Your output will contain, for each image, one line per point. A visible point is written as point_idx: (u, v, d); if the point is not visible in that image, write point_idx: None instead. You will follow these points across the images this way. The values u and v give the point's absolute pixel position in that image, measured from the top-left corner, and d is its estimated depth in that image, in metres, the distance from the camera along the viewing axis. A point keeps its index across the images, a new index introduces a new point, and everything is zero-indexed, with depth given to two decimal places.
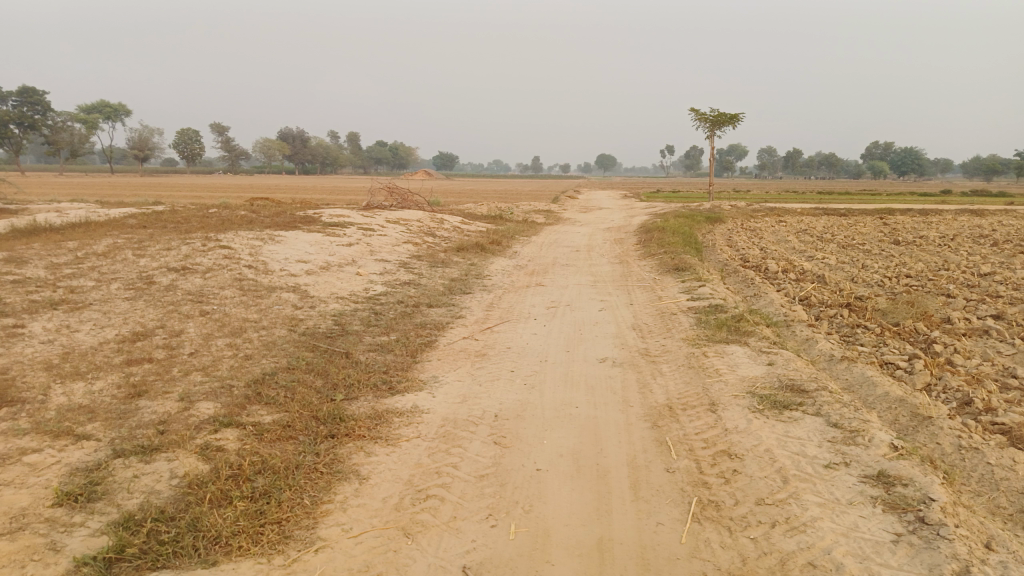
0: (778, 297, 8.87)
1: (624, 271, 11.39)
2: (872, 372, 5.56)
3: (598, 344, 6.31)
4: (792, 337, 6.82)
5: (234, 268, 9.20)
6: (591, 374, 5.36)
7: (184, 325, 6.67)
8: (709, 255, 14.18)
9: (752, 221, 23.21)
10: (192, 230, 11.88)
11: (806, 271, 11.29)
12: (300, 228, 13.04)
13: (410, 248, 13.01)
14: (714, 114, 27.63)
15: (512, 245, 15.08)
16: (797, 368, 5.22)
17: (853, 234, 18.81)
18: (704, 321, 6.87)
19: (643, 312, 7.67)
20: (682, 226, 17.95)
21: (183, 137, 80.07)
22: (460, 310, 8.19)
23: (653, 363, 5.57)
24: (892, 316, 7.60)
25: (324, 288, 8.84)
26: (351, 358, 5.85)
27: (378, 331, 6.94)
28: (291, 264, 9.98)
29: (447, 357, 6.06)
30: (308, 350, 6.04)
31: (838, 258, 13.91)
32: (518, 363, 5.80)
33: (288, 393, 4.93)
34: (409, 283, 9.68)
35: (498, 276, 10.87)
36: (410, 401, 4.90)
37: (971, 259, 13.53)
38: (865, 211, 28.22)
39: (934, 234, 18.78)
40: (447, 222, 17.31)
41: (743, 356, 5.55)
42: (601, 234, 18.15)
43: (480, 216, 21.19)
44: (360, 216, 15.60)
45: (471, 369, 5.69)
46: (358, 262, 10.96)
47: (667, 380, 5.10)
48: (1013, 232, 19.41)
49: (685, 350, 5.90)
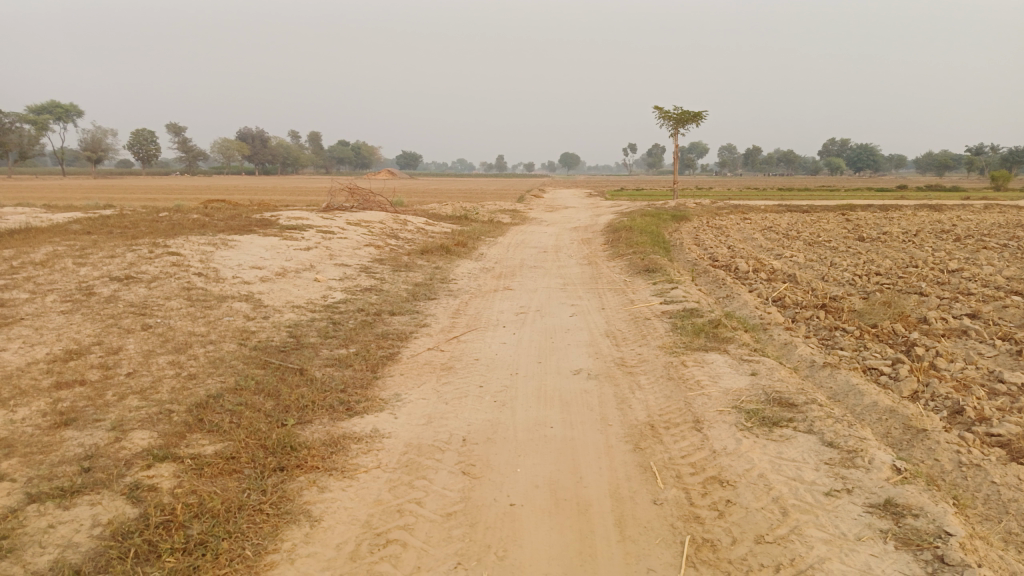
0: (752, 298, 8.63)
1: (593, 272, 11.09)
2: (857, 380, 5.30)
3: (571, 354, 5.96)
4: (772, 342, 6.55)
5: (182, 276, 8.66)
6: (565, 388, 5.00)
7: (124, 341, 6.15)
8: (677, 254, 13.96)
9: (718, 219, 23.16)
10: (139, 236, 11.27)
11: (777, 271, 11.11)
12: (255, 232, 12.49)
13: (372, 251, 12.54)
14: (678, 111, 27.57)
15: (478, 246, 14.70)
16: (782, 378, 4.93)
17: (818, 231, 18.81)
18: (680, 326, 6.56)
19: (616, 318, 7.35)
20: (650, 225, 17.75)
21: (138, 138, 78.35)
22: (423, 318, 7.78)
23: (630, 375, 5.24)
24: (870, 317, 7.38)
25: (279, 297, 8.36)
26: (306, 376, 5.41)
27: (335, 344, 6.49)
28: (244, 270, 9.47)
29: (410, 372, 5.65)
30: (259, 368, 5.58)
31: (806, 256, 13.80)
32: (486, 377, 5.42)
33: (233, 418, 4.49)
34: (370, 289, 9.24)
35: (463, 280, 10.48)
36: (369, 424, 4.49)
37: (937, 255, 13.50)
38: (827, 207, 28.44)
39: (897, 230, 18.90)
40: (411, 223, 16.86)
41: (724, 365, 5.25)
42: (567, 233, 17.87)
43: (444, 216, 20.79)
44: (319, 218, 15.07)
45: (436, 385, 5.29)
46: (317, 267, 10.47)
47: (646, 394, 4.77)
48: (974, 227, 19.59)
49: (663, 359, 5.58)
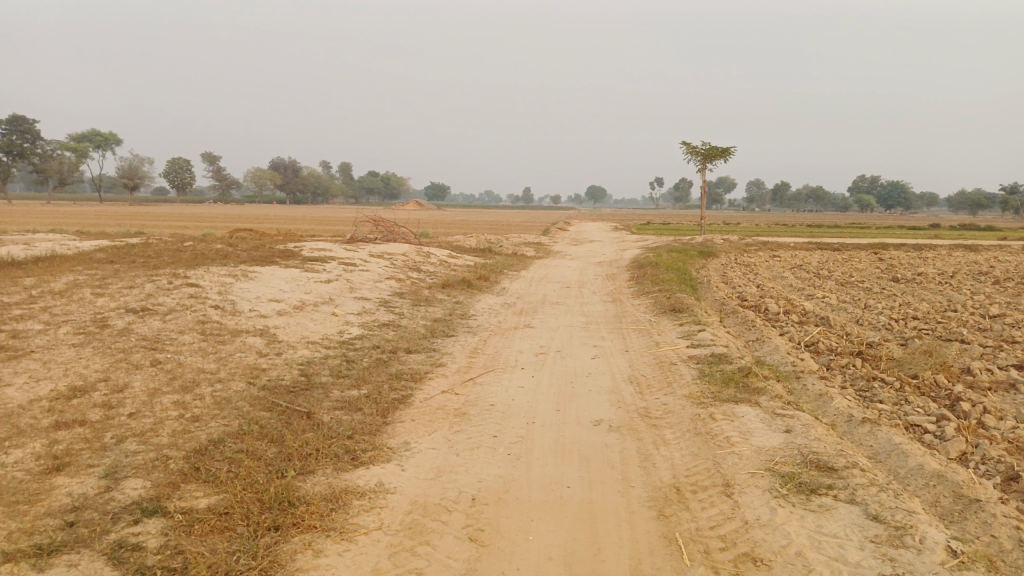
0: (783, 343, 8.27)
1: (617, 311, 10.79)
2: (900, 439, 4.93)
3: (592, 402, 5.65)
4: (805, 394, 6.18)
5: (198, 309, 8.53)
6: (585, 442, 4.70)
7: (130, 378, 5.98)
8: (704, 293, 13.61)
9: (746, 256, 22.77)
10: (161, 266, 11.20)
11: (809, 313, 10.72)
12: (277, 263, 12.40)
13: (393, 284, 12.38)
14: (706, 146, 27.36)
15: (500, 280, 14.49)
16: (818, 436, 4.58)
17: (851, 270, 18.35)
18: (708, 374, 6.23)
19: (640, 362, 7.03)
20: (676, 261, 17.43)
21: (173, 167, 80.14)
22: (439, 357, 7.52)
23: (655, 428, 4.92)
24: (910, 367, 6.98)
25: (294, 332, 8.17)
26: (313, 420, 5.17)
27: (347, 384, 6.26)
28: (261, 303, 9.32)
29: (423, 417, 5.38)
30: (265, 410, 5.35)
31: (839, 296, 13.38)
32: (501, 426, 5.13)
33: (232, 468, 4.25)
34: (387, 325, 9.03)
35: (484, 316, 10.24)
36: (374, 478, 4.23)
37: (977, 298, 13.00)
38: (859, 245, 27.88)
39: (932, 270, 18.35)
40: (434, 256, 16.74)
41: (756, 420, 4.91)
42: (592, 269, 17.59)
43: (468, 248, 20.65)
44: (342, 249, 14.98)
45: (448, 434, 5.01)
46: (336, 300, 10.31)
47: (672, 451, 4.45)
48: (1013, 269, 18.95)
49: (690, 410, 5.26)
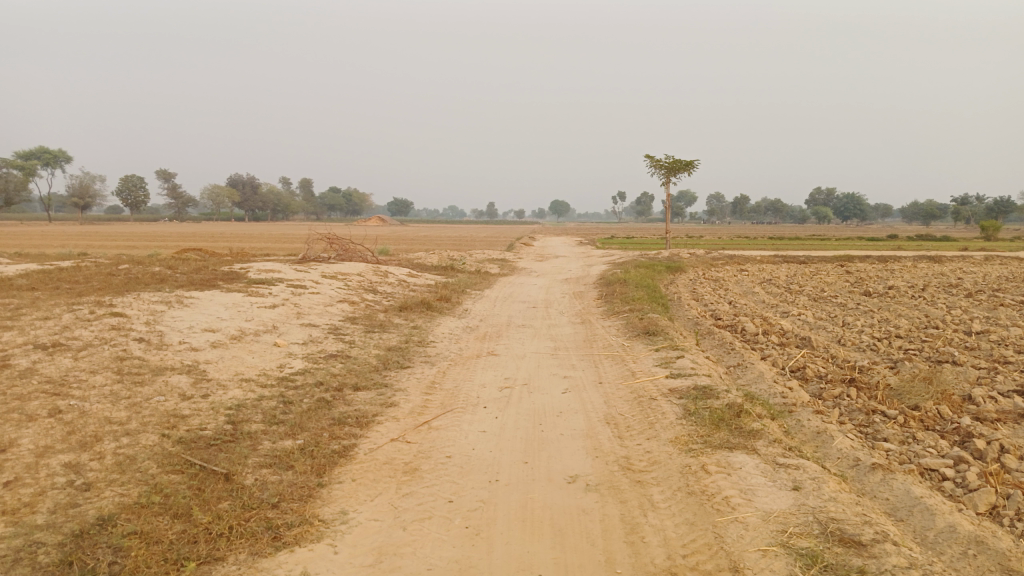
0: (768, 369, 7.65)
1: (587, 334, 10.07)
2: (921, 491, 4.27)
3: (564, 451, 4.88)
4: (802, 432, 5.51)
5: (119, 344, 7.57)
6: (558, 507, 3.94)
7: (18, 433, 5.01)
8: (676, 312, 12.98)
9: (714, 270, 22.35)
10: (85, 293, 10.14)
11: (789, 332, 10.12)
12: (219, 287, 11.41)
13: (345, 308, 11.49)
14: (669, 159, 27.08)
15: (462, 301, 13.70)
16: (833, 495, 3.89)
17: (820, 284, 17.96)
18: (694, 412, 5.51)
19: (616, 397, 6.28)
20: (644, 277, 16.85)
21: (125, 185, 78.02)
22: (392, 395, 6.67)
23: (639, 485, 4.18)
24: (910, 396, 6.36)
25: (227, 368, 7.26)
26: (232, 485, 4.34)
27: (280, 433, 5.40)
28: (194, 334, 8.38)
29: (366, 476, 4.55)
30: (174, 473, 4.48)
31: (814, 313, 12.87)
32: (459, 486, 4.34)
33: (118, 561, 3.40)
34: (334, 356, 8.15)
35: (443, 343, 9.39)
36: (299, 567, 3.41)
37: (954, 313, 12.59)
38: (824, 257, 27.73)
39: (903, 283, 18.05)
40: (392, 275, 15.87)
41: (757, 474, 4.21)
42: (558, 286, 16.87)
43: (429, 266, 19.78)
44: (292, 269, 14.03)
45: (395, 499, 4.20)
46: (280, 328, 9.40)
47: (663, 519, 3.71)
48: (981, 280, 18.76)
49: (678, 460, 4.53)
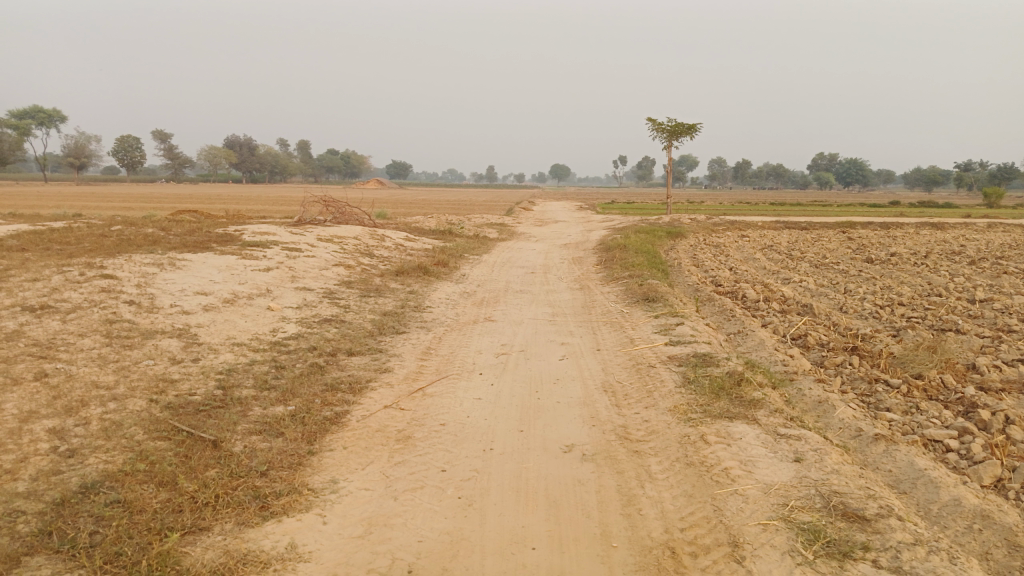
0: (769, 337, 7.53)
1: (585, 300, 9.93)
2: (925, 463, 4.17)
3: (561, 419, 4.77)
4: (803, 401, 5.41)
5: (108, 306, 7.42)
6: (553, 477, 3.84)
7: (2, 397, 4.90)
8: (676, 278, 12.83)
9: (714, 236, 22.18)
10: (76, 255, 9.97)
11: (790, 299, 9.99)
12: (213, 249, 11.23)
13: (341, 272, 11.34)
14: (671, 123, 26.66)
15: (460, 265, 13.54)
16: (836, 467, 3.79)
17: (822, 251, 17.79)
18: (694, 381, 5.40)
19: (614, 365, 6.16)
20: (644, 243, 16.67)
21: (122, 146, 77.30)
22: (386, 361, 6.56)
23: (637, 455, 4.08)
24: (913, 365, 6.25)
25: (219, 332, 7.13)
26: (219, 452, 4.24)
27: (271, 399, 5.29)
28: (186, 297, 8.23)
29: (358, 444, 4.45)
30: (161, 440, 4.38)
31: (816, 280, 12.73)
32: (452, 455, 4.24)
33: (100, 530, 3.31)
34: (329, 321, 8.02)
35: (439, 308, 9.27)
36: (286, 537, 3.32)
37: (957, 280, 12.45)
38: (826, 224, 27.50)
39: (906, 250, 17.85)
40: (390, 239, 15.69)
41: (758, 445, 4.10)
42: (557, 251, 16.70)
43: (427, 230, 19.56)
44: (287, 232, 13.84)
45: (387, 467, 4.09)
46: (274, 292, 9.26)
47: (661, 491, 3.61)
48: (983, 248, 18.62)
49: (677, 430, 4.43)
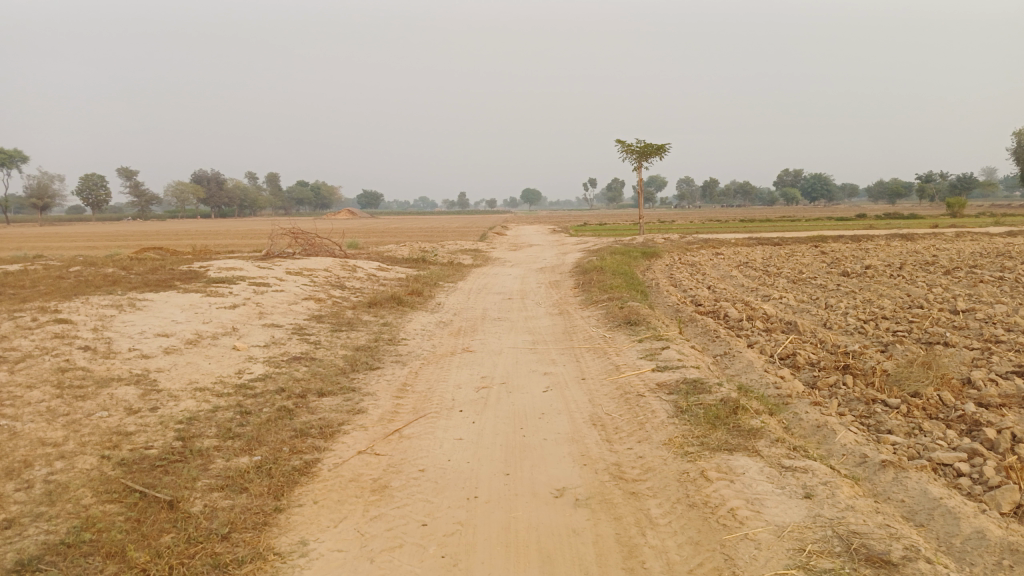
0: (757, 358, 7.29)
1: (566, 326, 9.65)
2: (941, 492, 3.91)
3: (549, 459, 4.45)
4: (801, 427, 5.15)
5: (61, 353, 6.95)
6: (545, 527, 3.51)
7: None
8: (655, 299, 12.61)
9: (689, 255, 22.12)
10: (29, 299, 9.45)
11: (773, 316, 9.79)
12: (176, 287, 10.76)
13: (311, 306, 10.94)
14: (641, 144, 26.72)
15: (435, 294, 13.20)
16: (850, 503, 3.51)
17: (798, 266, 17.74)
18: (687, 410, 5.11)
19: (601, 395, 5.86)
20: (621, 265, 16.49)
21: (86, 184, 76.11)
22: (360, 400, 6.19)
23: (634, 497, 3.77)
24: (909, 382, 6.03)
25: (181, 377, 6.71)
26: (176, 515, 3.84)
27: (235, 449, 4.89)
28: (146, 340, 7.79)
29: (330, 498, 4.08)
30: (111, 503, 3.96)
31: (795, 296, 12.59)
32: (434, 505, 3.89)
33: None
34: (298, 359, 7.63)
35: (415, 340, 8.92)
36: None
37: (936, 291, 12.38)
38: (798, 239, 27.65)
39: (880, 262, 17.88)
40: (362, 270, 15.31)
41: (763, 480, 3.82)
42: (533, 276, 16.46)
43: (400, 259, 19.20)
44: (255, 267, 13.40)
45: (361, 524, 3.73)
46: (240, 330, 8.84)
47: (664, 540, 3.30)
48: (955, 257, 18.70)
49: (674, 467, 4.12)
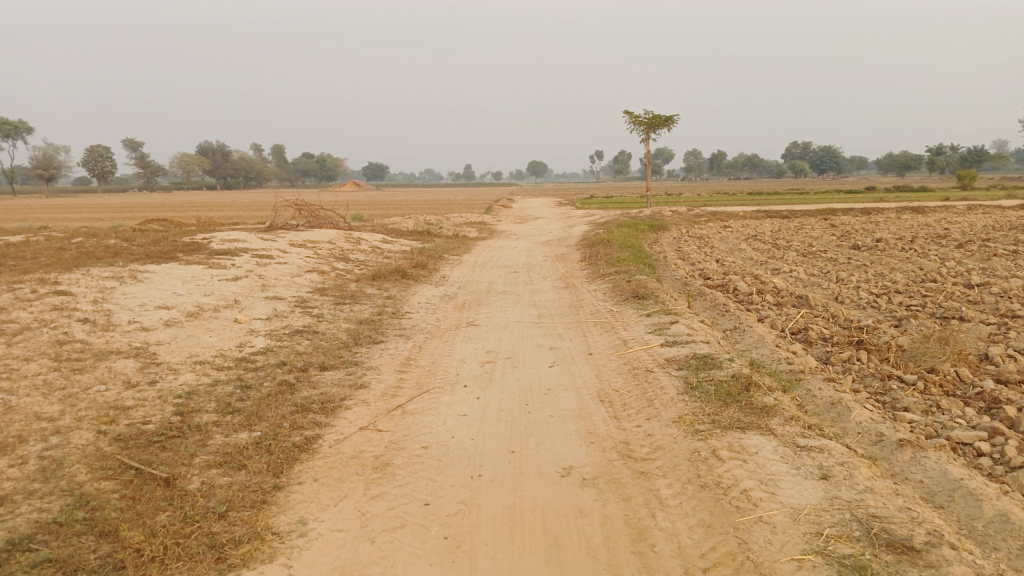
0: (768, 333, 7.14)
1: (572, 299, 9.50)
2: (961, 473, 3.77)
3: (555, 436, 4.33)
4: (814, 404, 5.01)
5: (60, 326, 6.83)
6: (551, 507, 3.40)
7: None
8: (663, 272, 12.44)
9: (697, 228, 21.88)
10: (28, 270, 9.32)
11: (784, 290, 9.62)
12: (178, 259, 10.64)
13: (314, 279, 10.81)
14: (649, 115, 26.33)
15: (439, 267, 13.05)
16: (869, 485, 3.37)
17: (807, 239, 17.50)
18: (697, 387, 4.97)
19: (609, 370, 5.73)
20: (628, 237, 16.28)
21: (91, 155, 75.84)
22: (362, 375, 6.07)
23: (644, 477, 3.64)
24: (924, 358, 5.88)
25: (181, 350, 6.60)
26: (173, 493, 3.73)
27: (234, 425, 4.78)
28: (147, 312, 7.67)
29: (330, 475, 3.97)
30: (106, 479, 3.86)
31: (806, 269, 12.40)
32: (437, 484, 3.77)
33: None
34: (300, 333, 7.51)
35: (419, 313, 8.79)
36: None
37: (949, 265, 12.16)
38: (807, 212, 27.33)
39: (890, 235, 17.62)
40: (366, 242, 15.15)
41: (777, 460, 3.68)
42: (539, 249, 16.26)
43: (405, 232, 19.03)
44: (258, 239, 13.25)
45: (362, 503, 3.62)
46: (242, 303, 8.72)
47: (675, 522, 3.17)
48: (967, 230, 18.42)
49: (685, 445, 3.99)
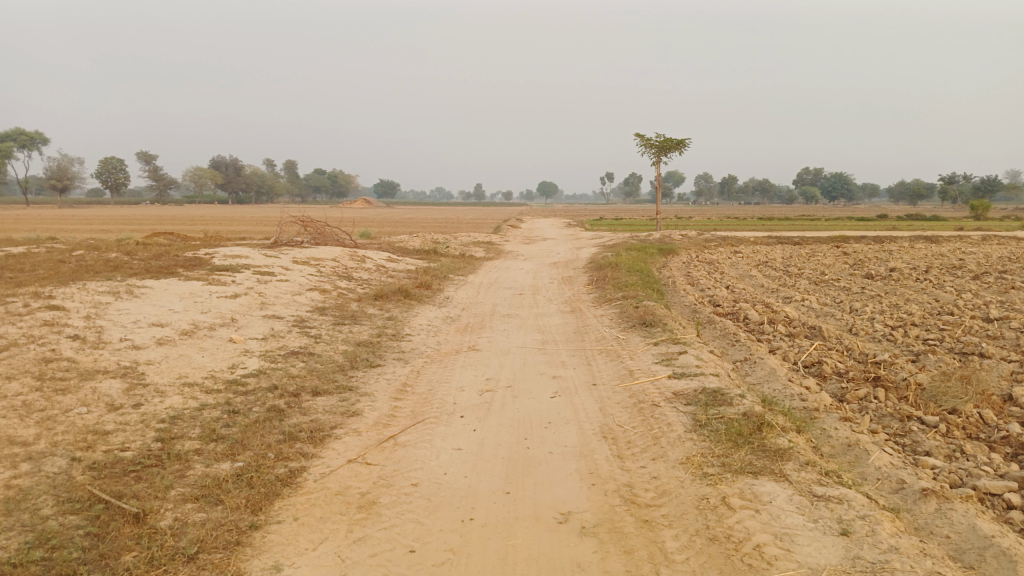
0: (780, 365, 6.85)
1: (578, 325, 9.24)
2: (992, 529, 3.48)
3: (554, 476, 4.06)
4: (830, 446, 4.72)
5: (48, 343, 6.62)
6: (546, 559, 3.13)
7: None
8: (671, 298, 12.17)
9: (707, 253, 21.59)
10: (23, 283, 9.13)
11: (796, 320, 9.33)
12: (178, 274, 10.45)
13: (315, 297, 10.60)
14: (661, 138, 26.17)
15: (444, 288, 12.83)
16: (893, 544, 3.09)
17: (819, 267, 17.18)
18: (707, 425, 4.69)
19: (613, 404, 5.45)
20: (637, 261, 16.02)
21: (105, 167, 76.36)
22: (356, 401, 5.81)
23: (648, 527, 3.37)
24: (946, 397, 5.58)
25: (170, 370, 6.37)
26: (142, 530, 3.48)
27: (216, 454, 4.53)
28: (139, 330, 7.46)
29: (312, 514, 3.71)
30: (73, 514, 3.62)
31: (818, 298, 12.10)
32: (426, 528, 3.51)
33: None
34: (296, 354, 7.28)
35: (420, 336, 8.55)
36: None
37: (967, 297, 11.83)
38: (819, 239, 27.00)
39: (904, 265, 17.29)
40: (371, 260, 14.96)
41: (793, 512, 3.40)
42: (546, 271, 16.03)
43: (411, 250, 18.83)
44: (261, 255, 13.07)
45: (344, 547, 3.36)
46: (239, 321, 8.50)
47: None
48: (984, 261, 18.07)
49: (693, 491, 3.72)
